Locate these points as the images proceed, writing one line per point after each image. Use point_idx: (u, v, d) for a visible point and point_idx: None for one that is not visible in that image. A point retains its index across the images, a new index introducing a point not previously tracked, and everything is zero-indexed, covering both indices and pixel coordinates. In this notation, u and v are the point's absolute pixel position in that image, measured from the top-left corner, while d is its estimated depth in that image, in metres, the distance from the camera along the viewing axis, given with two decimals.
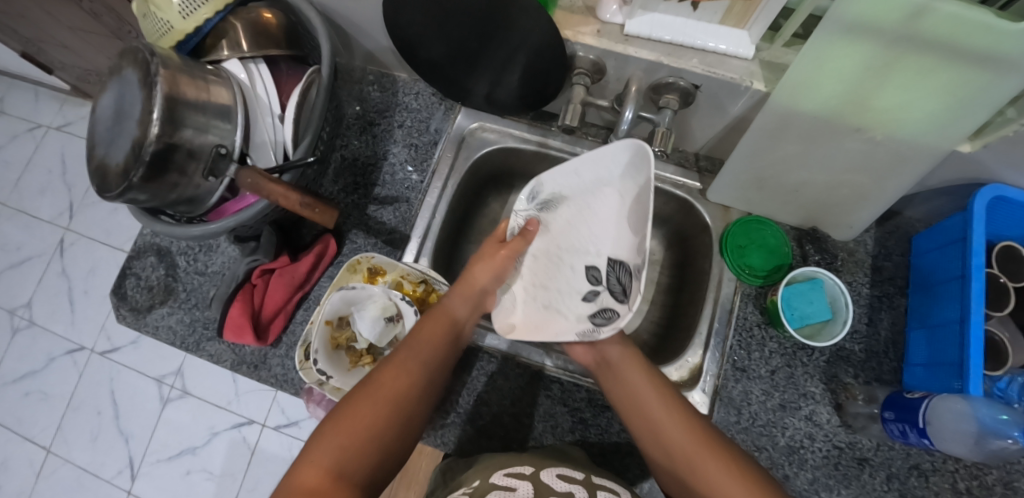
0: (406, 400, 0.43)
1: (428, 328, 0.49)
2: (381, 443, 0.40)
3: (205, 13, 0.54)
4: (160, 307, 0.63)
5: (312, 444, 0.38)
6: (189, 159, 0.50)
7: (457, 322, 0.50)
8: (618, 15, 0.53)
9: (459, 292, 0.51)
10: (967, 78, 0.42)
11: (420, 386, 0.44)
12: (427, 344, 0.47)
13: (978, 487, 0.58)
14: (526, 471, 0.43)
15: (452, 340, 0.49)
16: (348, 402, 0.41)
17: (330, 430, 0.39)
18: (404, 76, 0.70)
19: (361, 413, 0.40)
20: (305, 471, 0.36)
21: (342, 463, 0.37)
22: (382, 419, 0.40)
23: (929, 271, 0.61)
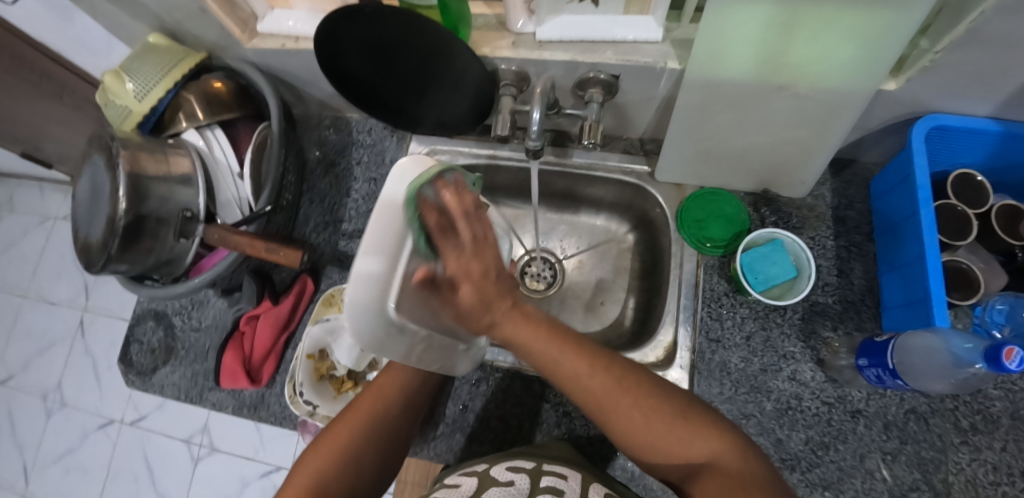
0: (379, 422, 0.48)
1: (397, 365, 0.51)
2: (354, 461, 0.44)
3: (159, 91, 0.59)
4: (164, 367, 0.68)
5: (295, 471, 0.43)
6: (160, 226, 0.54)
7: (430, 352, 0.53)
8: (529, 24, 0.56)
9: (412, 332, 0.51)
10: (869, 18, 0.42)
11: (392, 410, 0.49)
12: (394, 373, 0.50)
13: (983, 421, 0.57)
14: (479, 468, 0.46)
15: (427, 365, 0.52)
16: (323, 435, 0.46)
17: (308, 457, 0.44)
18: (355, 115, 0.75)
19: (337, 436, 0.45)
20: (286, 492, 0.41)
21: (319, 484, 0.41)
22: (356, 439, 0.45)
23: (890, 212, 0.60)
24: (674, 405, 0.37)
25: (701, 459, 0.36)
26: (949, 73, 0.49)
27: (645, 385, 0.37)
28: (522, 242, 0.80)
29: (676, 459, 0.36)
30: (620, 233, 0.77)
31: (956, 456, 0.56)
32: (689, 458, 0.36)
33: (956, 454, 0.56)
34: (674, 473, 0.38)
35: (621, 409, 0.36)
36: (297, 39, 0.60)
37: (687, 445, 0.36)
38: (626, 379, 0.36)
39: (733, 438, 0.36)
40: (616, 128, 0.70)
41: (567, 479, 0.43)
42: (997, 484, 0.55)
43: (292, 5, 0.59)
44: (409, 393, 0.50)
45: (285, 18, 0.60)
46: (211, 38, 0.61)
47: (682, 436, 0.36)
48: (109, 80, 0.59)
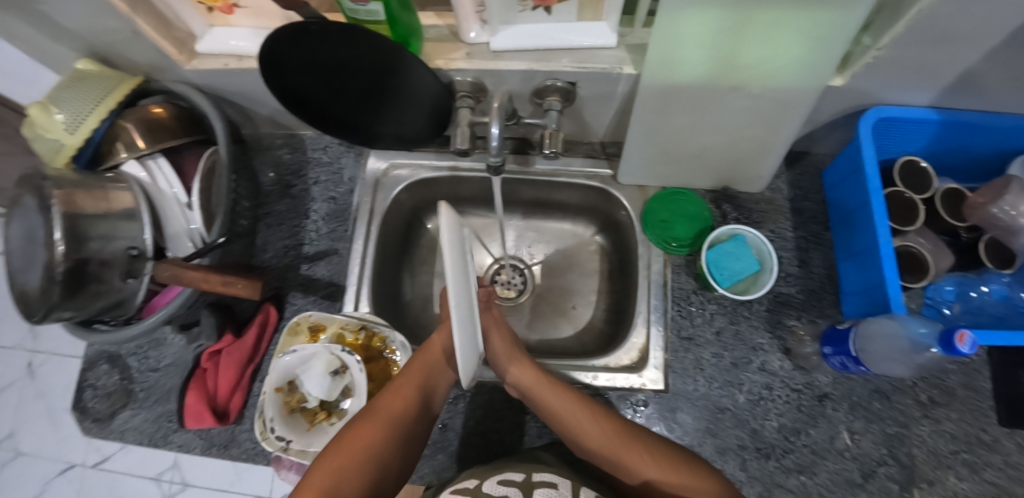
0: (397, 425, 0.49)
1: (416, 370, 0.52)
2: (376, 462, 0.46)
3: (92, 124, 0.56)
4: (123, 412, 0.64)
5: (313, 467, 0.44)
6: (104, 268, 0.51)
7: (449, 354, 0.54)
8: (482, 34, 0.55)
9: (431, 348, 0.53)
10: (817, 18, 0.43)
11: (412, 415, 0.50)
12: (417, 370, 0.52)
13: (941, 394, 0.60)
14: (470, 485, 0.44)
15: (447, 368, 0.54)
16: (343, 437, 0.47)
17: (328, 456, 0.44)
18: (309, 132, 0.72)
19: (360, 438, 0.47)
20: (303, 491, 0.42)
21: (336, 485, 0.42)
22: (375, 444, 0.46)
23: (843, 201, 0.62)
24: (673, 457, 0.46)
25: None
26: (891, 67, 0.51)
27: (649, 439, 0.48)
28: (491, 251, 0.79)
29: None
30: (588, 235, 0.78)
31: (919, 430, 0.59)
32: None
33: (919, 428, 0.59)
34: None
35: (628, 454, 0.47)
36: (241, 58, 0.58)
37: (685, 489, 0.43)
38: (631, 432, 0.48)
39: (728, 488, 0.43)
40: (578, 132, 0.70)
41: (559, 489, 0.42)
42: (956, 452, 0.58)
43: (231, 22, 0.57)
44: (425, 401, 0.51)
45: (225, 35, 0.57)
46: (147, 61, 0.58)
47: (679, 480, 0.44)
48: (36, 113, 0.54)
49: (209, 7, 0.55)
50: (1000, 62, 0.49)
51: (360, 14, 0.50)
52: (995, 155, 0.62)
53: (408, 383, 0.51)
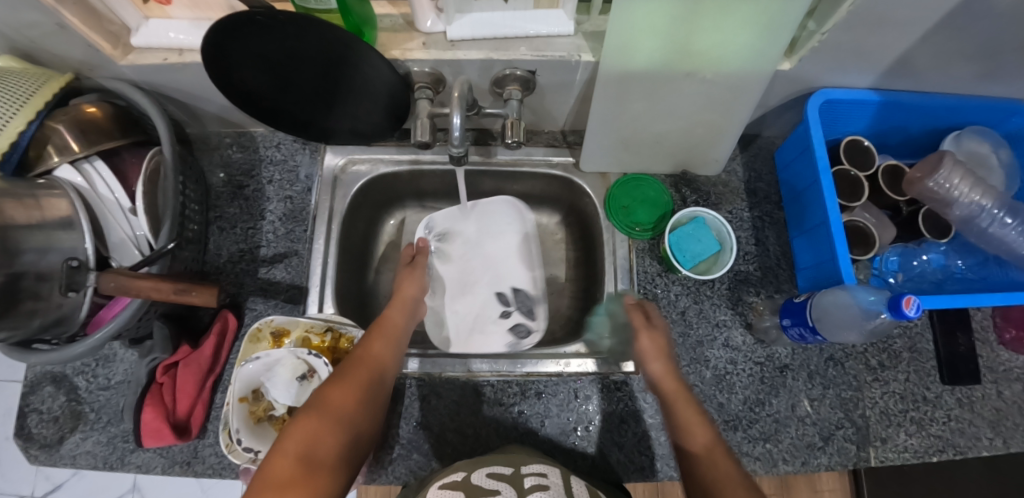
0: (366, 390, 0.44)
1: (375, 338, 0.51)
2: (351, 424, 0.40)
3: (18, 125, 0.51)
4: (72, 435, 0.60)
5: (284, 434, 0.37)
6: (41, 282, 0.47)
7: (400, 327, 0.55)
8: (438, 23, 0.54)
9: (385, 322, 0.54)
10: (767, 2, 0.44)
11: (378, 378, 0.47)
12: (383, 337, 0.52)
13: (888, 357, 0.64)
14: (456, 478, 0.43)
15: (399, 338, 0.53)
16: (309, 406, 0.41)
17: (298, 424, 0.38)
18: (260, 129, 0.69)
19: (336, 400, 0.41)
20: (272, 462, 0.34)
21: (312, 451, 0.36)
22: (347, 407, 0.41)
23: (794, 180, 0.65)
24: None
25: None
26: (833, 52, 0.53)
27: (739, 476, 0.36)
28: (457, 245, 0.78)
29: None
30: (553, 224, 0.78)
31: (870, 392, 0.63)
32: None
33: (870, 390, 0.63)
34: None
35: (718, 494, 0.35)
36: (181, 52, 0.54)
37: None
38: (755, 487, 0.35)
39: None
40: (538, 122, 0.69)
41: (548, 475, 0.43)
42: (904, 410, 0.62)
43: (169, 14, 0.53)
44: (387, 368, 0.48)
45: (163, 28, 0.53)
46: (76, 57, 0.54)
47: None
48: None
49: None
50: (929, 44, 0.52)
51: (311, 3, 0.48)
52: (929, 132, 0.67)
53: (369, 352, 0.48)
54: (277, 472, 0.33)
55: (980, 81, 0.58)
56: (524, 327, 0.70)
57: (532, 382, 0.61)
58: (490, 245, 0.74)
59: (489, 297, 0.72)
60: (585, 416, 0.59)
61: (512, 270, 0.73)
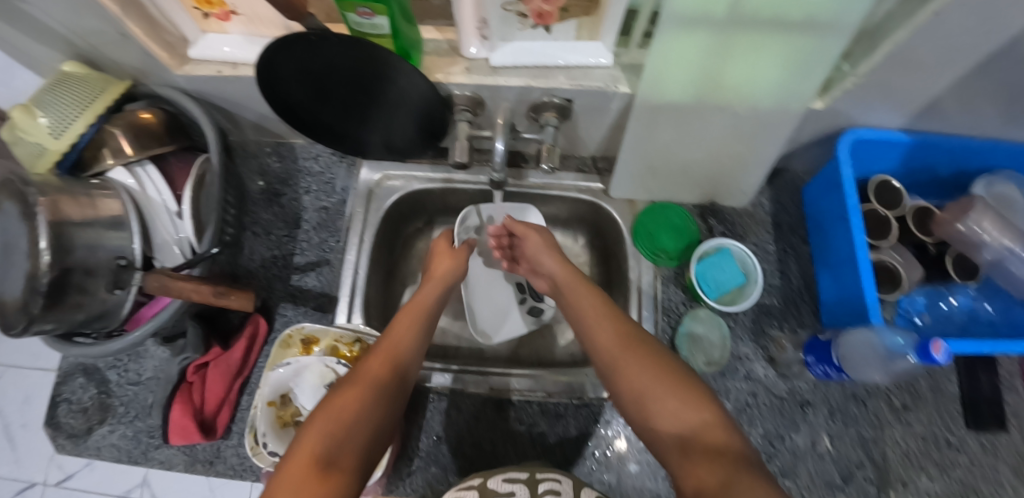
0: (389, 383, 0.43)
1: (396, 329, 0.49)
2: (374, 419, 0.40)
3: (79, 127, 0.53)
4: (100, 427, 0.61)
5: (302, 430, 0.36)
6: (88, 277, 0.48)
7: (428, 311, 0.54)
8: (481, 50, 0.56)
9: (404, 314, 0.52)
10: (797, 43, 0.46)
11: (407, 364, 0.47)
12: (403, 326, 0.50)
13: (911, 398, 0.63)
14: (474, 482, 0.44)
15: (426, 325, 0.52)
16: (333, 395, 0.40)
17: (320, 415, 0.37)
18: (299, 140, 0.72)
19: (353, 390, 0.40)
20: (292, 457, 0.34)
21: (334, 447, 0.35)
22: (367, 400, 0.40)
23: (820, 215, 0.65)
24: (663, 370, 0.44)
25: (691, 426, 0.39)
26: (868, 93, 0.54)
27: (647, 345, 0.47)
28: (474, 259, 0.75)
29: (669, 420, 0.40)
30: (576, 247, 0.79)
31: (892, 433, 0.62)
32: (665, 411, 0.41)
33: (892, 431, 0.62)
34: (662, 451, 0.40)
35: (625, 360, 0.46)
36: (235, 65, 0.57)
37: (673, 407, 0.41)
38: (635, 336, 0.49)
39: (724, 417, 0.39)
40: (569, 147, 0.71)
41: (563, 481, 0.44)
42: (927, 454, 0.61)
43: (225, 29, 0.56)
44: (412, 356, 0.48)
45: (219, 43, 0.56)
46: (134, 64, 0.56)
47: (659, 386, 0.43)
48: (16, 115, 0.52)
49: (204, 13, 0.53)
50: (961, 91, 0.53)
51: (365, 27, 0.50)
52: (957, 174, 0.67)
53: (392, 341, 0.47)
54: (296, 466, 0.33)
55: (1012, 128, 0.59)
56: (540, 308, 0.73)
57: (552, 403, 0.61)
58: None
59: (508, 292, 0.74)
60: (603, 439, 0.60)
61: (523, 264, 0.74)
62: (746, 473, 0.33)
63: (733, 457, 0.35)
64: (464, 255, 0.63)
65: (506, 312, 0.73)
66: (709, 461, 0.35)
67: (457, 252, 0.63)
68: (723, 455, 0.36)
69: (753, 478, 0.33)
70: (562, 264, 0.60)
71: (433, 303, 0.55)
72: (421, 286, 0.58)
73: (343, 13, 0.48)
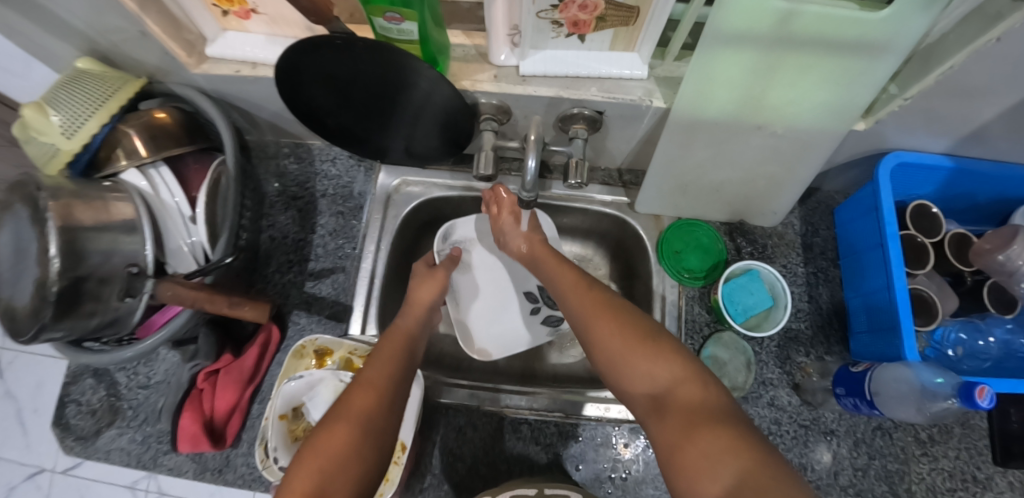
0: (383, 402, 0.41)
1: (384, 353, 0.47)
2: (367, 449, 0.37)
3: (92, 127, 0.52)
4: (109, 430, 0.61)
5: (290, 476, 0.35)
6: (101, 285, 0.47)
7: (412, 336, 0.52)
8: (511, 57, 0.53)
9: (388, 337, 0.50)
10: (847, 64, 0.43)
11: (403, 373, 0.45)
12: (390, 348, 0.48)
13: (940, 432, 0.61)
14: None
15: (412, 349, 0.50)
16: (319, 431, 0.38)
17: (307, 458, 0.36)
18: (317, 142, 0.70)
19: (342, 421, 0.38)
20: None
21: (325, 486, 0.34)
22: (358, 428, 0.38)
23: (854, 239, 0.63)
24: (634, 331, 0.42)
25: (663, 383, 0.38)
26: (914, 118, 0.52)
27: (621, 308, 0.45)
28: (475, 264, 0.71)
29: (641, 382, 0.39)
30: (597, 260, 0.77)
31: (917, 467, 0.60)
32: (651, 377, 0.39)
33: (918, 465, 0.60)
34: (640, 412, 0.39)
35: (596, 321, 0.44)
36: (254, 66, 0.55)
37: (645, 367, 0.39)
38: (611, 303, 0.45)
39: (694, 368, 0.38)
40: (595, 158, 0.69)
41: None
42: (954, 490, 0.59)
43: (246, 28, 0.54)
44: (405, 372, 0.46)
45: (240, 42, 0.54)
46: (152, 62, 0.54)
47: (642, 357, 0.40)
48: (28, 113, 0.50)
49: (224, 11, 0.51)
50: (1015, 120, 0.50)
51: (393, 33, 0.47)
52: (998, 201, 0.64)
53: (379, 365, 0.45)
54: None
55: None
56: (556, 318, 0.70)
57: (569, 424, 0.60)
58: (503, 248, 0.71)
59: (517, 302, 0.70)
60: (620, 463, 0.58)
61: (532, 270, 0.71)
62: (721, 428, 0.32)
63: (707, 413, 0.34)
64: (441, 278, 0.61)
65: (516, 324, 0.69)
66: (687, 420, 0.34)
67: (440, 277, 0.61)
68: (697, 412, 0.34)
69: (726, 432, 0.32)
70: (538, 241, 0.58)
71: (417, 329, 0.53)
72: (404, 312, 0.56)
73: (370, 17, 0.46)
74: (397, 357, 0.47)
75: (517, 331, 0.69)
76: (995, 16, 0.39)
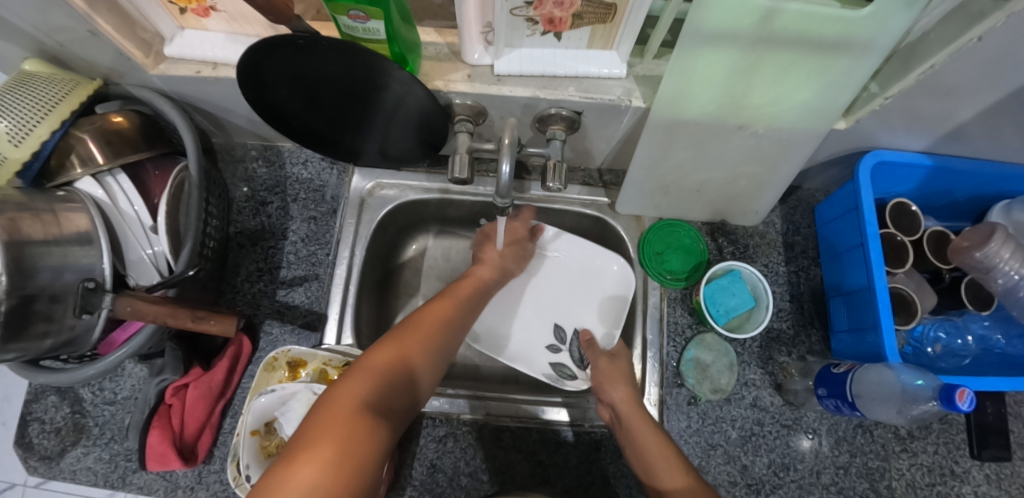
0: (429, 346, 0.46)
1: (443, 303, 0.52)
2: (409, 379, 0.42)
3: (43, 133, 0.49)
4: (73, 449, 0.58)
5: (347, 377, 0.39)
6: (54, 304, 0.44)
7: (472, 291, 0.57)
8: (485, 56, 0.51)
9: (454, 291, 0.55)
10: (828, 64, 0.43)
11: (454, 324, 0.50)
12: (450, 299, 0.53)
13: (919, 429, 0.62)
14: None
15: (467, 303, 0.55)
16: (377, 349, 0.43)
17: (365, 366, 0.40)
18: (287, 144, 0.68)
19: (390, 353, 0.42)
20: (337, 401, 0.36)
21: (375, 397, 0.38)
22: (405, 359, 0.43)
23: (834, 238, 0.63)
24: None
25: None
26: (894, 117, 0.51)
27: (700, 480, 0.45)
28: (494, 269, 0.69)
29: None
30: None
31: (898, 463, 0.60)
32: None
33: (898, 461, 0.60)
34: None
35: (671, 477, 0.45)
36: (215, 66, 0.52)
37: None
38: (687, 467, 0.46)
39: None
40: (576, 159, 0.67)
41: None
42: (932, 485, 0.60)
43: (206, 26, 0.51)
44: (450, 331, 0.49)
45: (199, 40, 0.51)
46: (105, 63, 0.51)
47: None
48: None
49: (180, 8, 0.48)
50: (993, 118, 0.50)
51: (358, 32, 0.45)
52: (975, 198, 0.64)
53: (428, 321, 0.48)
54: (337, 410, 0.35)
55: None
56: (568, 372, 0.65)
57: (552, 430, 0.59)
58: (575, 279, 0.70)
59: (544, 330, 0.69)
60: (603, 469, 0.57)
61: (582, 315, 0.68)
62: None
63: None
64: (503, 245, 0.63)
65: (527, 349, 0.68)
66: None
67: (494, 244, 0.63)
68: None
69: None
70: (607, 364, 0.57)
71: (479, 286, 0.58)
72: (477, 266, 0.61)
73: (333, 16, 0.43)
74: (445, 315, 0.50)
75: (519, 354, 0.67)
76: (977, 15, 0.38)
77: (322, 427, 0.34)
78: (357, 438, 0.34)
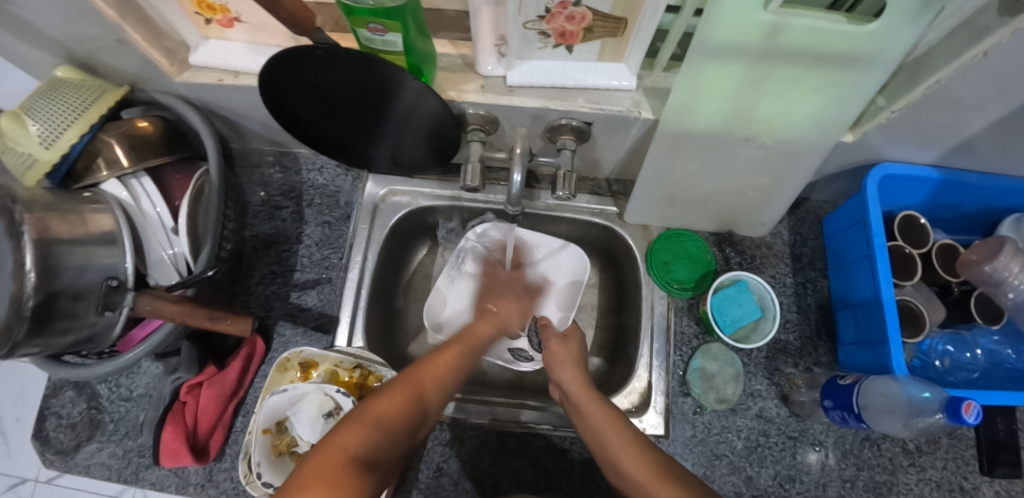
0: (421, 400, 0.41)
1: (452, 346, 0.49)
2: (411, 425, 0.40)
3: (71, 137, 0.51)
4: (88, 444, 0.59)
5: (340, 428, 0.36)
6: (77, 301, 0.46)
7: (482, 338, 0.53)
8: (498, 67, 0.53)
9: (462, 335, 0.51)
10: (834, 77, 0.43)
11: (460, 372, 0.47)
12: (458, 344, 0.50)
13: (927, 443, 0.61)
14: None
15: (476, 349, 0.51)
16: (380, 394, 0.40)
17: (363, 417, 0.37)
18: (304, 150, 0.70)
19: (388, 405, 0.39)
20: (329, 451, 0.33)
21: (369, 451, 0.35)
22: (401, 413, 0.39)
23: (842, 250, 0.63)
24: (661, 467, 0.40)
25: None
26: (899, 130, 0.52)
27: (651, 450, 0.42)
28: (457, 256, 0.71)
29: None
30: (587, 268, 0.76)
31: (905, 478, 0.60)
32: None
33: (906, 475, 0.60)
34: None
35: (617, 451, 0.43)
36: (237, 74, 0.54)
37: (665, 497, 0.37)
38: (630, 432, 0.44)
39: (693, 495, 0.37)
40: (584, 168, 0.68)
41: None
42: None
43: (229, 36, 0.53)
44: (449, 384, 0.45)
45: (221, 49, 0.53)
46: (132, 70, 0.53)
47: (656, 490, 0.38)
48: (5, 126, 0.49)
49: (206, 19, 0.50)
50: (1000, 133, 0.50)
51: (377, 44, 0.46)
52: (985, 212, 0.64)
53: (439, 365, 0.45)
54: (326, 463, 0.32)
55: None
56: (525, 356, 0.67)
57: (557, 437, 0.59)
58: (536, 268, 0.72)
59: None
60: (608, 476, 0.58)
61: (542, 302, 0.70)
62: None
63: None
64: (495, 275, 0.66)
65: None
66: None
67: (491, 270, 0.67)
68: None
69: None
70: (560, 345, 0.57)
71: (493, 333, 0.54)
72: (476, 320, 0.55)
73: (353, 28, 0.45)
74: (453, 364, 0.47)
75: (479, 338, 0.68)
76: (983, 30, 0.39)
77: (315, 477, 0.30)
78: (352, 490, 0.31)
